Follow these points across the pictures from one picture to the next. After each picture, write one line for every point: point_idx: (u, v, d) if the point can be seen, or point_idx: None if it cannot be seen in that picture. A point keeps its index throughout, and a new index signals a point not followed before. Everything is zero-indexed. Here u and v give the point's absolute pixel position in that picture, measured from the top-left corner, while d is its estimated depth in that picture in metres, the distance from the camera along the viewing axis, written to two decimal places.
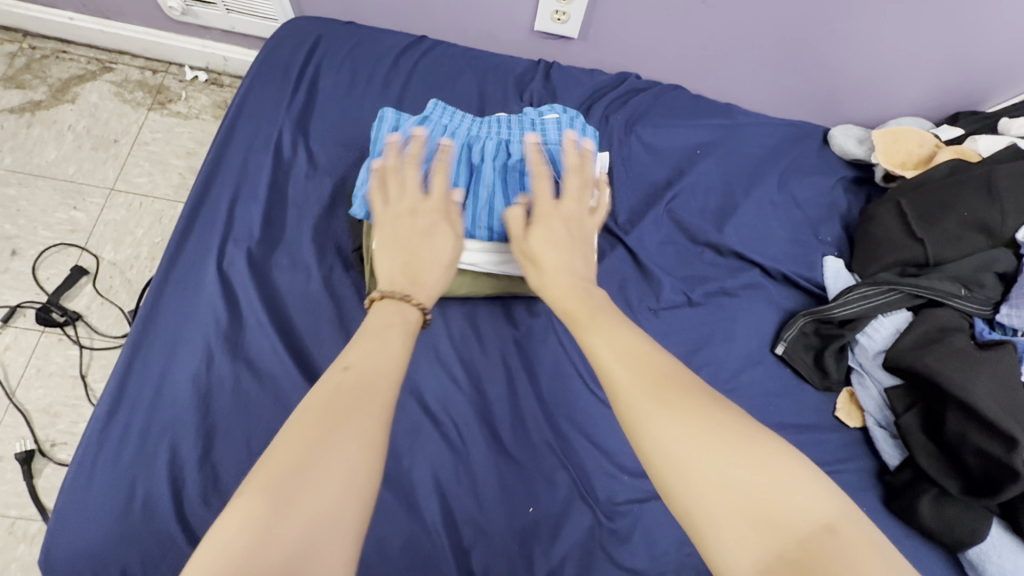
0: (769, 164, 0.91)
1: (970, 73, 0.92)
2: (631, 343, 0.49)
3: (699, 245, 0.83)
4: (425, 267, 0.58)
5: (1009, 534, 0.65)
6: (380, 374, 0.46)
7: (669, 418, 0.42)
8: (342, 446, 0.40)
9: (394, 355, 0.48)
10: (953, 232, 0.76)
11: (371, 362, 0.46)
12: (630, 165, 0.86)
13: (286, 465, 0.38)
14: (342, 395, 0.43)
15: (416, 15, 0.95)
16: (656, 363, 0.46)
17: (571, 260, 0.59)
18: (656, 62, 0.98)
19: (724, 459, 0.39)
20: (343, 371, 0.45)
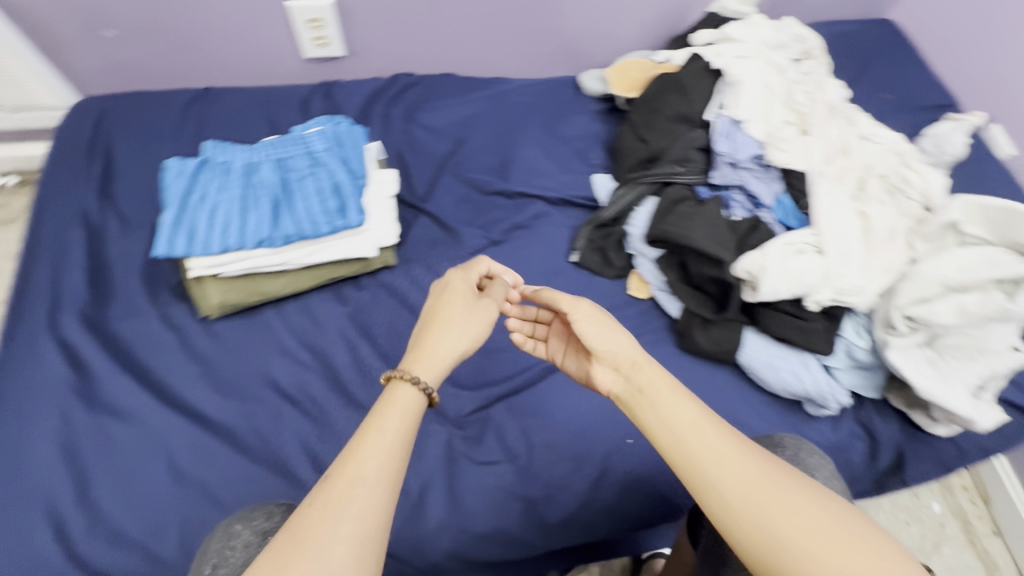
0: (531, 117, 1.11)
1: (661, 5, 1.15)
2: (675, 408, 0.56)
3: (490, 195, 1.00)
4: (435, 341, 0.61)
5: (760, 335, 0.87)
6: (377, 467, 0.51)
7: (705, 478, 0.52)
8: (350, 506, 0.48)
9: (395, 432, 0.53)
10: (666, 127, 0.97)
11: (383, 442, 0.52)
12: (416, 147, 1.01)
13: (315, 518, 0.48)
14: (352, 470, 0.50)
15: (194, 70, 1.04)
16: (720, 446, 0.53)
17: (620, 335, 0.64)
18: (422, 58, 1.13)
19: (782, 511, 0.49)
20: (370, 439, 0.52)
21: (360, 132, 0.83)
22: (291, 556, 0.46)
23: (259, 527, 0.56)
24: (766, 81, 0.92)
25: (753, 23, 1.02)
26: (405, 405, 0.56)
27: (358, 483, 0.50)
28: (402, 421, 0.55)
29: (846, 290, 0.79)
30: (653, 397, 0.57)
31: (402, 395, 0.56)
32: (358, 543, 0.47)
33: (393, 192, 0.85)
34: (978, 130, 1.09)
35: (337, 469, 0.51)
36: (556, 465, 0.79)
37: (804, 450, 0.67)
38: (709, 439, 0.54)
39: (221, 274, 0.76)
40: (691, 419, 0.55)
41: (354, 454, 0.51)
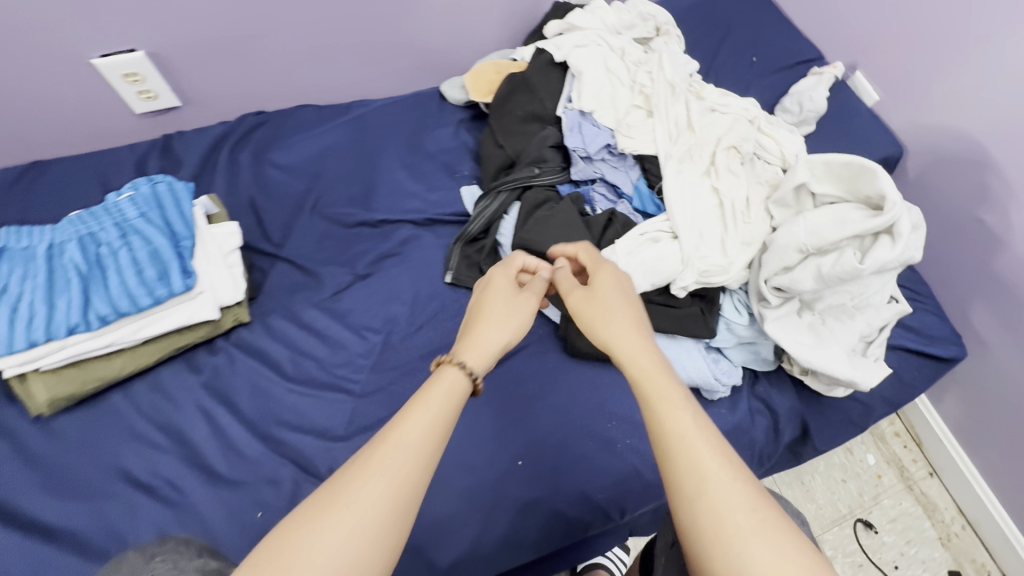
0: (393, 138, 1.06)
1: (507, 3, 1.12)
2: (680, 416, 0.51)
3: (354, 227, 0.95)
4: (484, 332, 0.60)
5: None
6: (421, 434, 0.47)
7: (689, 490, 0.47)
8: (379, 479, 0.43)
9: (435, 409, 0.49)
10: (520, 129, 0.93)
11: (423, 417, 0.48)
12: (269, 189, 0.95)
13: (338, 486, 0.43)
14: (386, 442, 0.46)
15: (15, 146, 0.96)
16: (710, 458, 0.49)
17: (628, 323, 0.62)
18: (268, 94, 1.07)
19: (759, 544, 0.43)
20: (415, 411, 0.49)
21: (181, 190, 0.78)
22: (319, 511, 0.41)
23: (149, 550, 0.45)
24: (607, 67, 0.90)
25: (595, 9, 1.00)
26: (450, 390, 0.52)
27: (405, 445, 0.46)
28: (444, 400, 0.51)
29: (709, 270, 0.78)
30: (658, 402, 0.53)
31: (446, 381, 0.53)
32: (384, 512, 0.42)
33: (238, 243, 0.82)
34: (839, 80, 1.08)
35: (377, 437, 0.47)
36: (443, 503, 0.76)
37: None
38: (699, 456, 0.48)
39: (42, 368, 0.70)
40: (684, 435, 0.50)
41: (404, 418, 0.48)
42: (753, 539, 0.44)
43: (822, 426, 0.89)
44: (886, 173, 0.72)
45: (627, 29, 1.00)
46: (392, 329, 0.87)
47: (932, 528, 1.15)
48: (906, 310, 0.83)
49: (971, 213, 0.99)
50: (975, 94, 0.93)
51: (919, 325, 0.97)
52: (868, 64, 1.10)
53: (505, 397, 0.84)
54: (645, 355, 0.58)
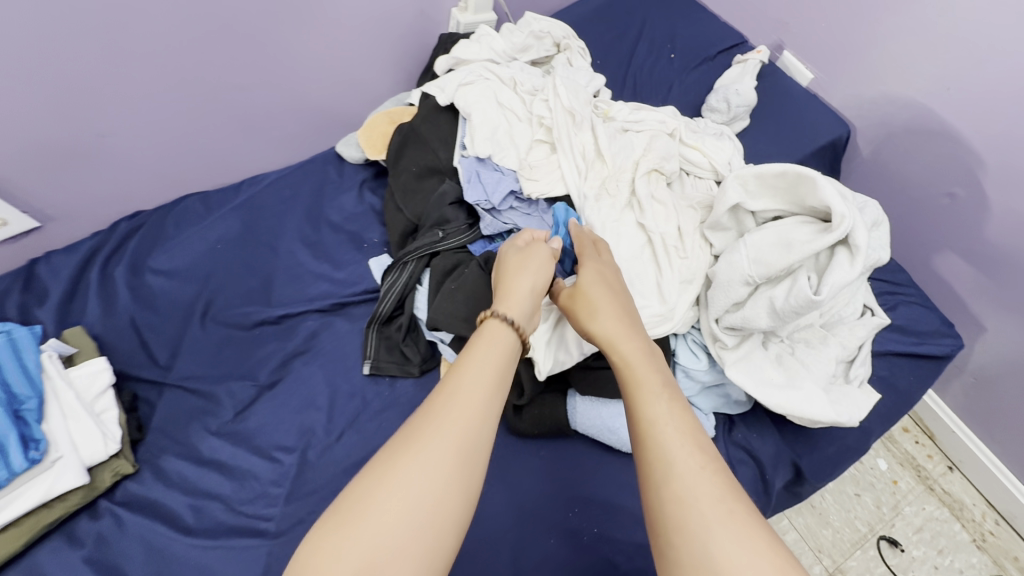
0: (291, 214, 0.94)
1: None
2: (655, 398, 0.47)
3: (254, 328, 0.83)
4: (523, 288, 0.56)
5: (591, 399, 0.73)
6: (485, 387, 0.45)
7: (657, 471, 0.43)
8: (437, 434, 0.41)
9: (485, 371, 0.47)
10: (418, 187, 0.83)
11: (477, 371, 0.46)
12: (151, 302, 0.84)
13: (409, 433, 0.42)
14: (442, 396, 0.44)
15: None
16: (688, 436, 0.44)
17: (608, 295, 0.57)
18: (144, 190, 0.96)
19: (726, 531, 0.39)
20: (471, 369, 0.46)
21: (24, 339, 0.67)
22: (400, 448, 0.40)
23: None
24: (499, 104, 0.80)
25: (483, 35, 0.90)
26: (500, 341, 0.50)
27: (468, 391, 0.44)
28: (489, 346, 0.49)
29: (649, 323, 0.66)
30: (636, 383, 0.49)
31: (505, 334, 0.51)
32: (454, 464, 0.40)
33: (108, 382, 0.71)
34: (766, 66, 0.98)
35: (451, 375, 0.46)
36: None
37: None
38: (666, 441, 0.44)
39: None
40: (654, 421, 0.46)
41: (465, 369, 0.46)
42: (723, 534, 0.38)
43: (817, 462, 0.77)
44: (827, 179, 0.60)
45: (523, 53, 0.89)
46: (308, 443, 0.75)
47: (964, 531, 1.02)
48: (885, 322, 0.72)
49: (939, 186, 0.88)
50: (917, 56, 0.83)
51: (904, 322, 0.85)
52: (793, 42, 1.00)
53: None
54: (629, 341, 0.53)
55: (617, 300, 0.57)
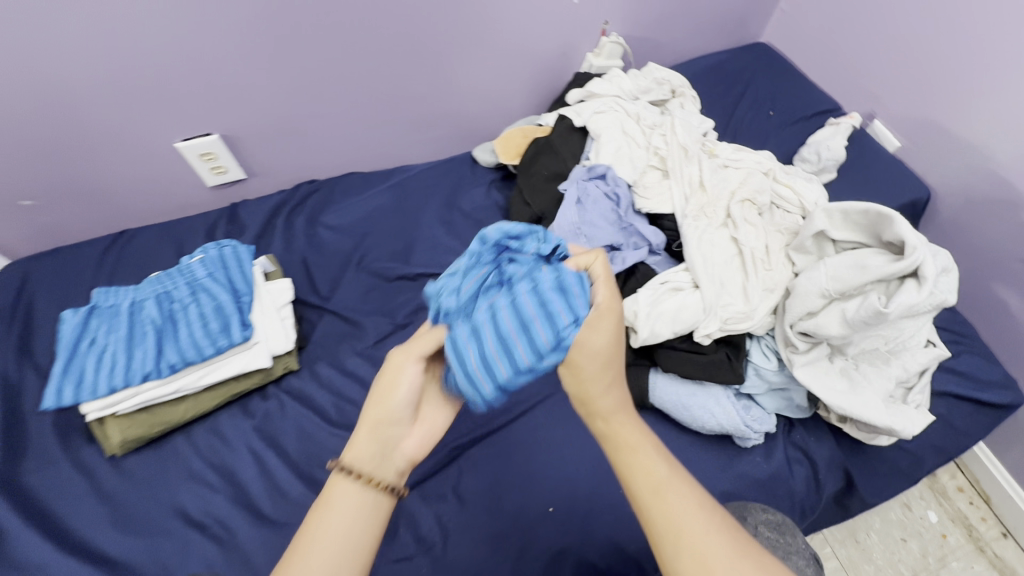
0: (433, 200, 1.16)
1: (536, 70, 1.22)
2: (654, 469, 0.54)
3: (395, 280, 1.03)
4: (361, 450, 0.54)
5: (671, 376, 0.85)
6: (331, 552, 0.49)
7: (670, 541, 0.50)
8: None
9: (356, 517, 0.52)
10: (546, 187, 1.00)
11: (347, 517, 0.51)
12: (321, 249, 1.06)
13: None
14: (306, 546, 0.49)
15: (113, 218, 1.12)
16: (684, 504, 0.51)
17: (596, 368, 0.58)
18: (323, 165, 1.20)
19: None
20: (344, 514, 0.51)
21: (244, 252, 0.88)
22: None
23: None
24: (624, 131, 0.96)
25: (613, 76, 1.09)
26: (343, 509, 0.52)
27: (332, 538, 0.50)
28: (349, 498, 0.52)
29: (733, 318, 0.79)
30: (634, 453, 0.55)
31: (347, 498, 0.52)
32: None
33: (289, 298, 0.91)
34: (856, 130, 1.11)
35: (295, 548, 0.49)
36: (475, 548, 0.77)
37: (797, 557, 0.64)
38: (675, 507, 0.51)
39: (120, 412, 0.79)
40: (658, 488, 0.53)
41: (298, 553, 0.49)
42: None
43: (866, 477, 0.85)
44: (903, 219, 0.73)
45: (644, 93, 1.07)
46: None
47: None
48: (945, 354, 0.82)
49: (1012, 253, 0.96)
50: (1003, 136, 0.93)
51: (967, 369, 0.92)
52: (886, 113, 1.13)
53: (533, 443, 0.86)
54: (620, 420, 0.57)
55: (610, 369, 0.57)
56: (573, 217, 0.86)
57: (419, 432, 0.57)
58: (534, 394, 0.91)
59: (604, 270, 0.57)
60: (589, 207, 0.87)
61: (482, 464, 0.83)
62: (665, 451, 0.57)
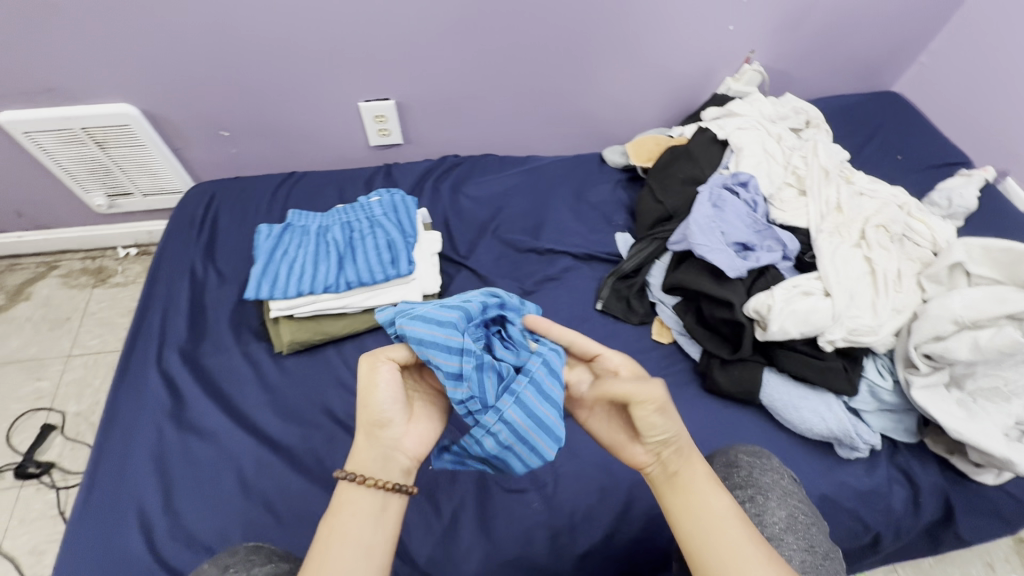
0: (564, 187, 1.25)
1: (678, 86, 1.30)
2: (714, 505, 0.58)
3: (525, 252, 1.12)
4: (366, 452, 0.60)
5: (783, 377, 0.89)
6: (358, 550, 0.55)
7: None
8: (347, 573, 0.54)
9: (372, 516, 0.58)
10: (679, 189, 1.08)
11: (366, 518, 0.58)
12: (462, 215, 1.18)
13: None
14: (336, 546, 0.55)
15: (285, 159, 1.28)
16: (721, 518, 0.57)
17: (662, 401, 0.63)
18: (467, 142, 1.33)
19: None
20: (363, 518, 0.58)
21: (412, 201, 1.00)
22: None
23: (223, 561, 0.60)
24: (765, 149, 1.04)
25: (754, 100, 1.16)
26: (356, 508, 0.58)
27: (354, 537, 0.56)
28: (360, 502, 0.58)
29: (859, 331, 0.83)
30: (705, 487, 0.59)
31: (358, 500, 0.58)
32: None
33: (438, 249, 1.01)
34: (988, 184, 1.14)
35: (313, 549, 0.56)
36: (582, 495, 0.83)
37: (758, 468, 0.69)
38: (738, 544, 0.55)
39: (295, 315, 0.92)
40: (721, 523, 0.57)
41: (325, 547, 0.56)
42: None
43: (968, 513, 0.86)
44: None
45: (781, 119, 1.14)
46: None
47: None
48: None
49: None
50: None
51: None
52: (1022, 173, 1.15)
53: None
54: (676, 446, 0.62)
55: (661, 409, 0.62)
56: (709, 214, 0.92)
57: (418, 429, 0.64)
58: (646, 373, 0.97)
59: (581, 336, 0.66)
60: (726, 210, 0.92)
61: None
62: (724, 488, 0.61)
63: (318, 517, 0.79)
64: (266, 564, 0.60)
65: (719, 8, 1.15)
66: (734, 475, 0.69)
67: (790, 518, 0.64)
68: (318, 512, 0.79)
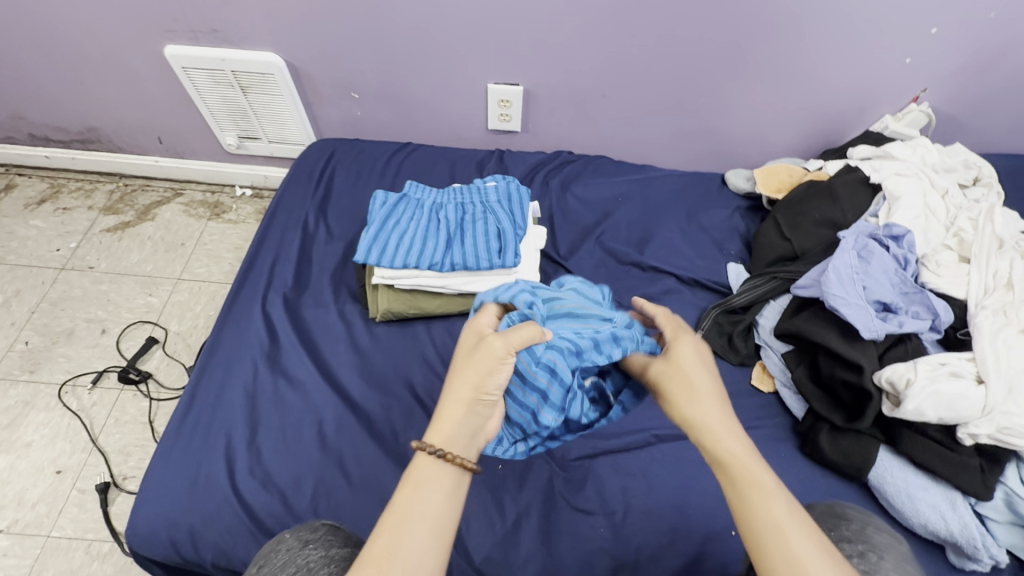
0: (679, 203, 1.17)
1: (827, 115, 1.18)
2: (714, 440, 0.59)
3: (627, 264, 1.06)
4: (457, 425, 0.58)
5: (900, 460, 0.80)
6: (432, 526, 0.52)
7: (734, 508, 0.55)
8: (420, 545, 0.51)
9: (450, 493, 0.55)
10: (812, 230, 0.99)
11: (440, 495, 0.55)
12: (567, 214, 1.14)
13: (387, 543, 0.51)
14: (410, 518, 0.52)
15: (404, 129, 1.30)
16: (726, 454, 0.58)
17: (684, 391, 0.62)
18: (583, 140, 1.29)
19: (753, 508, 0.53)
20: (438, 493, 0.54)
21: (526, 192, 0.98)
22: (386, 552, 0.50)
23: (304, 535, 0.63)
24: (926, 204, 0.93)
25: (919, 145, 1.04)
26: (437, 483, 0.55)
27: (429, 510, 0.53)
28: (443, 475, 0.55)
29: (1013, 430, 0.72)
30: (747, 484, 0.54)
31: (438, 475, 0.55)
32: None
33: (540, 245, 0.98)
34: None
35: (387, 521, 0.52)
36: (652, 534, 0.78)
37: (872, 525, 0.61)
38: (795, 547, 0.50)
39: (395, 286, 0.93)
40: (777, 526, 0.51)
41: (403, 522, 0.52)
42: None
43: None
44: None
45: (947, 172, 1.02)
46: None
47: None
48: None
49: None
50: None
51: None
52: None
53: None
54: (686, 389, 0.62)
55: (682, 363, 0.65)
56: (853, 263, 0.83)
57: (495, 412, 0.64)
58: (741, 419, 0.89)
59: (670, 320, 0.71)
60: (872, 263, 0.84)
61: (678, 463, 0.84)
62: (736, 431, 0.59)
63: (385, 488, 0.79)
64: (342, 547, 0.64)
65: (896, 39, 1.03)
66: (842, 527, 0.61)
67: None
68: (386, 484, 0.80)
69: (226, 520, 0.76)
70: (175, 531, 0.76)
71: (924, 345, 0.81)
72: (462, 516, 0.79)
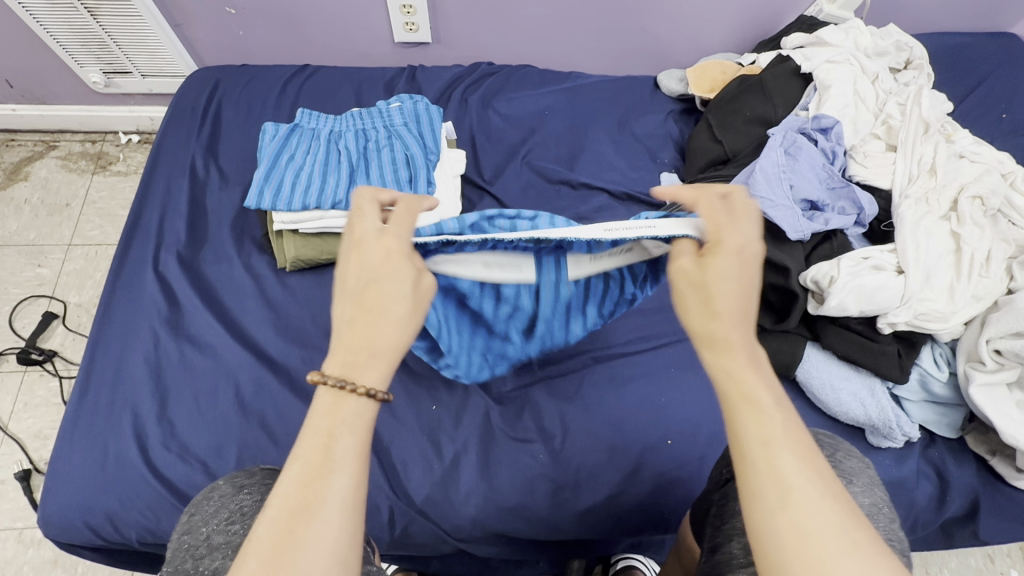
0: (609, 111, 1.09)
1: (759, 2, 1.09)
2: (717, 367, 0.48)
3: (556, 183, 0.99)
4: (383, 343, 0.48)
5: (823, 354, 0.81)
6: (346, 468, 0.44)
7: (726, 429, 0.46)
8: (335, 491, 0.43)
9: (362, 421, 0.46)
10: (743, 129, 0.94)
11: (349, 426, 0.45)
12: (489, 132, 1.05)
13: (298, 500, 0.42)
14: (317, 465, 0.43)
15: (300, 48, 1.14)
16: (730, 382, 0.47)
17: (699, 302, 0.49)
18: (504, 48, 1.16)
19: (744, 450, 0.44)
20: (339, 434, 0.45)
21: (436, 111, 0.89)
22: (302, 507, 0.42)
23: (239, 480, 0.56)
24: (855, 91, 0.90)
25: (851, 27, 0.98)
26: (347, 420, 0.45)
27: (337, 452, 0.44)
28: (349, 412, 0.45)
29: (929, 315, 0.73)
30: (748, 397, 0.45)
31: (346, 409, 0.46)
32: (342, 535, 0.42)
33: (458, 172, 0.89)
34: None
35: (305, 468, 0.43)
36: (590, 453, 0.78)
37: (841, 452, 0.59)
38: (783, 466, 0.42)
39: (300, 230, 0.84)
40: (768, 442, 0.43)
41: (318, 467, 0.43)
42: (852, 564, 0.38)
43: None
44: None
45: (879, 56, 0.97)
46: None
47: None
48: None
49: None
50: None
51: None
52: None
53: (666, 376, 0.84)
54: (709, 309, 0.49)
55: (701, 274, 0.50)
56: (781, 161, 0.80)
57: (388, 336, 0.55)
58: (676, 332, 0.88)
59: (714, 209, 0.53)
60: (800, 159, 0.81)
61: (614, 382, 0.83)
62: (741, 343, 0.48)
63: None
64: None
65: None
66: None
67: (872, 507, 0.54)
68: None
69: (146, 496, 0.72)
70: (90, 516, 0.72)
71: (850, 240, 0.81)
72: (399, 462, 0.77)
